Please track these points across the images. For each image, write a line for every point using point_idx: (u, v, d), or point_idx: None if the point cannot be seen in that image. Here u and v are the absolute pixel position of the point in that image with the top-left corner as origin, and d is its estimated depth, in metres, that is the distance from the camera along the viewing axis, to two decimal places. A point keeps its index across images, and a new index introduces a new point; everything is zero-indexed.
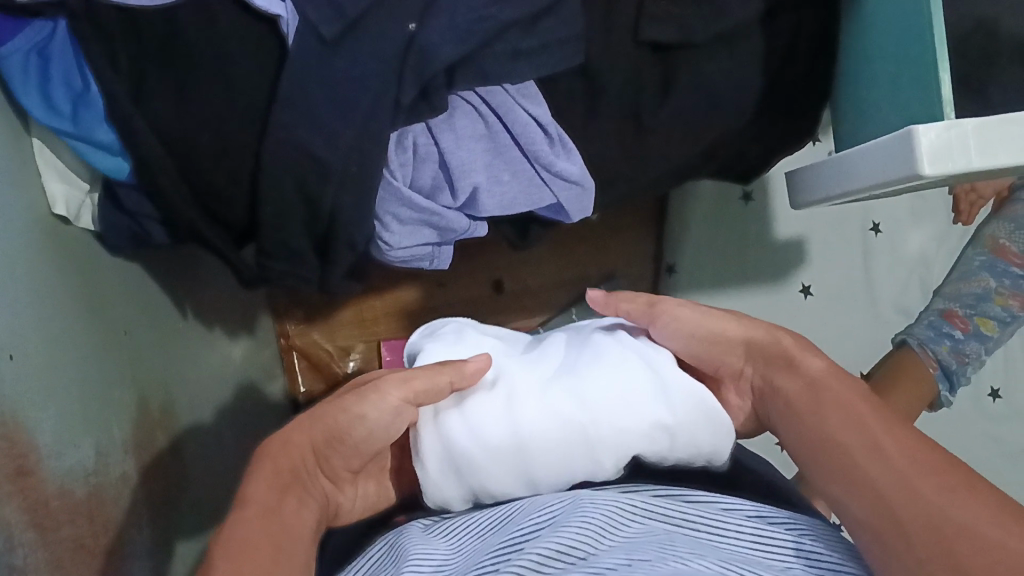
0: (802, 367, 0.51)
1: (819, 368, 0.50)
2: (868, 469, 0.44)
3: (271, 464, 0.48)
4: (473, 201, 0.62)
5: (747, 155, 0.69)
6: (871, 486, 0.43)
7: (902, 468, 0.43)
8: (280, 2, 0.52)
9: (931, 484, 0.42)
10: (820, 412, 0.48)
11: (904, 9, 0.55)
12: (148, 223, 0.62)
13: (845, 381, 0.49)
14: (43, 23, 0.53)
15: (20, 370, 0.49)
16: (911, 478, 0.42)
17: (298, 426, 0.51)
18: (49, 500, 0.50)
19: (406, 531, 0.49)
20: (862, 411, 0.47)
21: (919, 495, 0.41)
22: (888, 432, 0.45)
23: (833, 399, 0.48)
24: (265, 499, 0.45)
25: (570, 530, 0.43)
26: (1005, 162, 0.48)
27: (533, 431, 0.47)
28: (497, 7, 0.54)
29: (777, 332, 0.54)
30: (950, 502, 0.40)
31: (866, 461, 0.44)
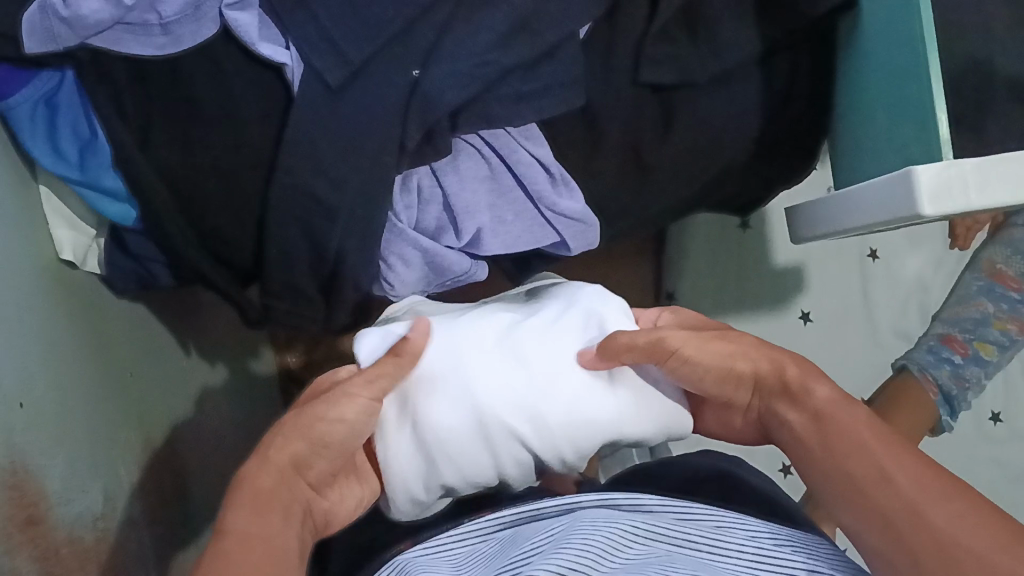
0: (811, 395, 0.51)
1: (825, 396, 0.51)
2: (879, 494, 0.45)
3: (249, 486, 0.45)
4: (476, 241, 0.61)
5: (747, 189, 0.70)
6: (877, 511, 0.44)
7: (908, 492, 0.44)
8: (285, 50, 0.53)
9: (937, 506, 0.43)
10: (828, 446, 0.48)
11: (898, 50, 0.55)
12: (153, 266, 0.62)
13: (849, 408, 0.50)
14: (50, 73, 0.53)
15: (30, 418, 0.49)
16: (916, 501, 0.43)
17: (273, 441, 0.48)
18: (59, 547, 0.50)
19: (412, 556, 0.49)
20: (866, 435, 0.48)
21: (924, 521, 0.42)
22: (890, 455, 0.46)
23: (837, 429, 0.49)
24: (246, 525, 0.43)
25: (573, 549, 0.44)
26: (1001, 200, 0.48)
27: (488, 411, 0.52)
28: (500, 52, 0.54)
29: (781, 362, 0.54)
30: (957, 525, 0.41)
31: (871, 487, 0.45)
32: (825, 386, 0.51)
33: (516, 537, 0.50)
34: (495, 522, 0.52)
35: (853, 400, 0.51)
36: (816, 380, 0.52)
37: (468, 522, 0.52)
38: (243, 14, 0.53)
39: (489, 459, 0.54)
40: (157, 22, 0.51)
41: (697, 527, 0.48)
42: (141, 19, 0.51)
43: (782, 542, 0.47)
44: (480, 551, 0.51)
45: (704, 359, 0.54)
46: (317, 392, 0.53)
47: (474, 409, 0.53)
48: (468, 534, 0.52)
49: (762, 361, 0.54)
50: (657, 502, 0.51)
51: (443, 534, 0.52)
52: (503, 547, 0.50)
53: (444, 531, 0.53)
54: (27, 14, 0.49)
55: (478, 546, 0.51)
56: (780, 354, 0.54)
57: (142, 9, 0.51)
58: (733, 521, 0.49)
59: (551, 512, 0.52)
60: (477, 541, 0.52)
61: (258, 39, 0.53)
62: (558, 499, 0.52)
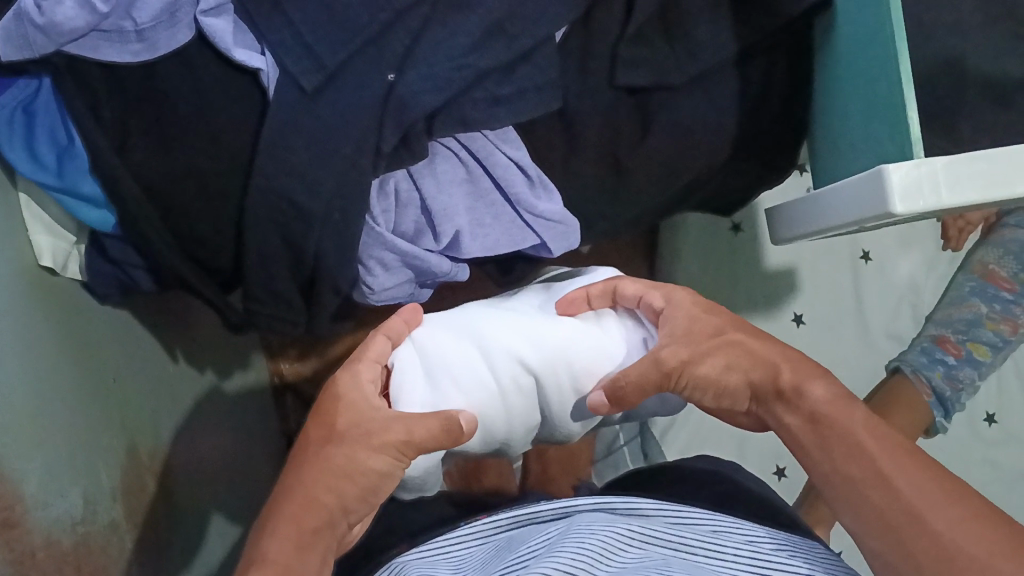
0: (806, 396, 0.51)
1: (822, 397, 0.50)
2: (875, 498, 0.45)
3: (291, 521, 0.48)
4: (455, 244, 0.62)
5: (729, 190, 0.70)
6: (874, 511, 0.45)
7: (905, 493, 0.44)
8: (260, 55, 0.54)
9: (939, 512, 0.42)
10: (826, 448, 0.48)
11: (869, 50, 0.56)
12: (134, 272, 0.64)
13: (848, 409, 0.49)
14: (28, 80, 0.54)
15: (7, 422, 0.49)
16: (915, 506, 0.43)
17: (310, 482, 0.50)
18: (36, 550, 0.50)
19: (409, 558, 0.50)
20: (865, 437, 0.47)
21: (922, 526, 0.42)
22: (889, 456, 0.46)
23: (837, 431, 0.48)
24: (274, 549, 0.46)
25: (567, 552, 0.44)
26: (974, 199, 0.48)
27: (512, 389, 0.56)
28: (474, 55, 0.55)
29: (774, 363, 0.53)
30: (956, 531, 0.41)
31: (872, 489, 0.45)
32: (821, 387, 0.51)
33: (511, 541, 0.51)
34: (494, 525, 0.53)
35: (850, 400, 0.50)
36: (810, 383, 0.51)
37: (466, 526, 0.53)
38: (218, 20, 0.53)
39: (509, 412, 0.57)
40: (133, 29, 0.52)
41: (693, 532, 0.48)
42: (117, 26, 0.52)
43: (778, 545, 0.47)
44: (476, 556, 0.51)
45: (697, 374, 0.53)
46: (346, 419, 0.52)
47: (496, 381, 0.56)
48: (469, 537, 0.52)
49: (755, 368, 0.53)
50: (653, 506, 0.51)
51: (439, 538, 0.53)
52: (499, 549, 0.50)
53: (439, 535, 0.53)
54: (4, 23, 0.49)
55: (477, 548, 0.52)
56: (776, 360, 0.53)
57: (117, 16, 0.51)
58: (727, 526, 0.49)
59: (547, 516, 0.52)
60: (475, 543, 0.52)
61: (233, 45, 0.53)
62: (555, 504, 0.52)
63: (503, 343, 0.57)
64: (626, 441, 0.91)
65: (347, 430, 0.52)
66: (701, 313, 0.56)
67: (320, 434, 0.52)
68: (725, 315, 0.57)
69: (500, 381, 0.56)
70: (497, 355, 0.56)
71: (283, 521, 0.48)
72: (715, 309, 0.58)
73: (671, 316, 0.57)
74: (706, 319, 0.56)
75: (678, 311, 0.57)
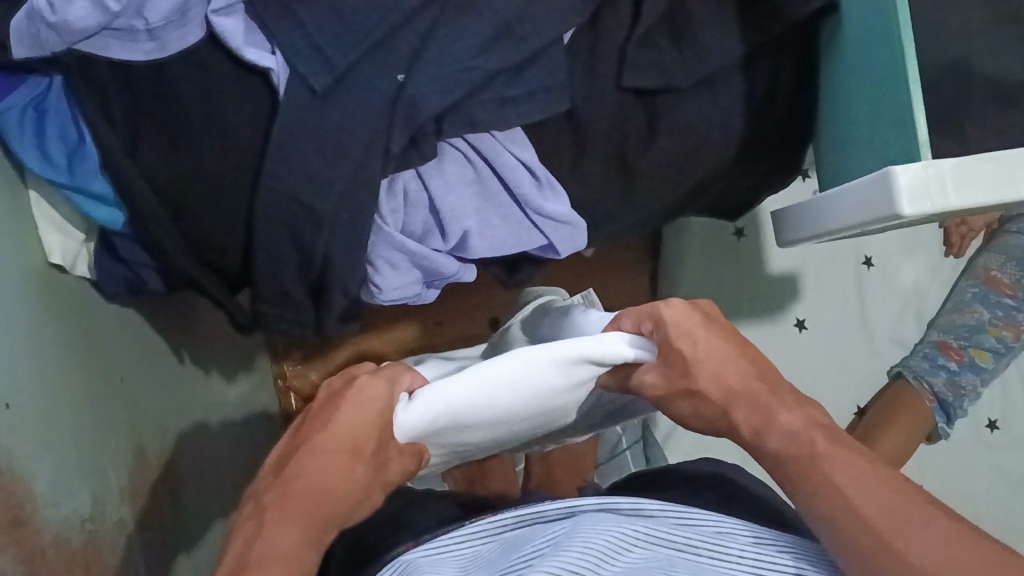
0: (764, 442, 0.49)
1: (794, 423, 0.49)
2: (845, 517, 0.44)
3: (294, 503, 0.46)
4: (463, 244, 0.63)
5: (735, 192, 0.71)
6: (844, 527, 0.44)
7: (878, 519, 0.43)
8: (270, 55, 0.54)
9: (914, 540, 0.42)
10: (797, 466, 0.47)
11: (877, 53, 0.56)
12: (143, 270, 0.63)
13: (826, 435, 0.48)
14: (38, 79, 0.54)
15: (17, 420, 0.49)
16: (888, 534, 0.43)
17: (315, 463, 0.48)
18: (45, 549, 0.50)
19: (415, 556, 0.50)
20: (842, 457, 0.47)
21: (898, 554, 0.42)
22: (866, 482, 0.45)
23: (814, 452, 0.47)
24: (291, 548, 0.44)
25: (570, 554, 0.43)
26: (981, 201, 0.48)
27: (503, 414, 0.51)
28: (484, 56, 0.55)
29: (746, 398, 0.50)
30: (930, 561, 0.41)
31: (840, 502, 0.45)
32: (788, 421, 0.49)
33: (516, 540, 0.50)
34: (497, 524, 0.52)
35: (823, 427, 0.49)
36: (774, 418, 0.49)
37: (470, 524, 0.53)
38: (228, 20, 0.53)
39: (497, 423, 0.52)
40: (144, 28, 0.52)
41: (698, 532, 0.48)
42: (128, 25, 0.51)
43: (782, 548, 0.47)
44: (471, 558, 0.50)
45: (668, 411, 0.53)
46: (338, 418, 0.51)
47: (488, 410, 0.49)
48: (471, 536, 0.52)
49: (714, 408, 0.51)
50: (657, 506, 0.50)
51: (443, 536, 0.52)
52: (501, 549, 0.50)
53: (445, 533, 0.54)
54: (17, 21, 0.50)
55: (478, 547, 0.52)
56: (738, 395, 0.51)
57: (128, 16, 0.51)
58: (734, 527, 0.49)
59: (551, 515, 0.51)
60: (477, 542, 0.52)
61: (244, 44, 0.53)
62: (559, 503, 0.52)
63: (502, 377, 0.48)
64: (629, 444, 0.91)
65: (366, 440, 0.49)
66: (677, 344, 0.50)
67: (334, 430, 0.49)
68: (700, 333, 0.51)
69: (493, 409, 0.49)
70: (496, 395, 0.48)
71: (301, 512, 0.46)
72: (695, 324, 0.51)
73: (666, 353, 0.50)
74: (681, 359, 0.50)
75: (673, 343, 0.50)
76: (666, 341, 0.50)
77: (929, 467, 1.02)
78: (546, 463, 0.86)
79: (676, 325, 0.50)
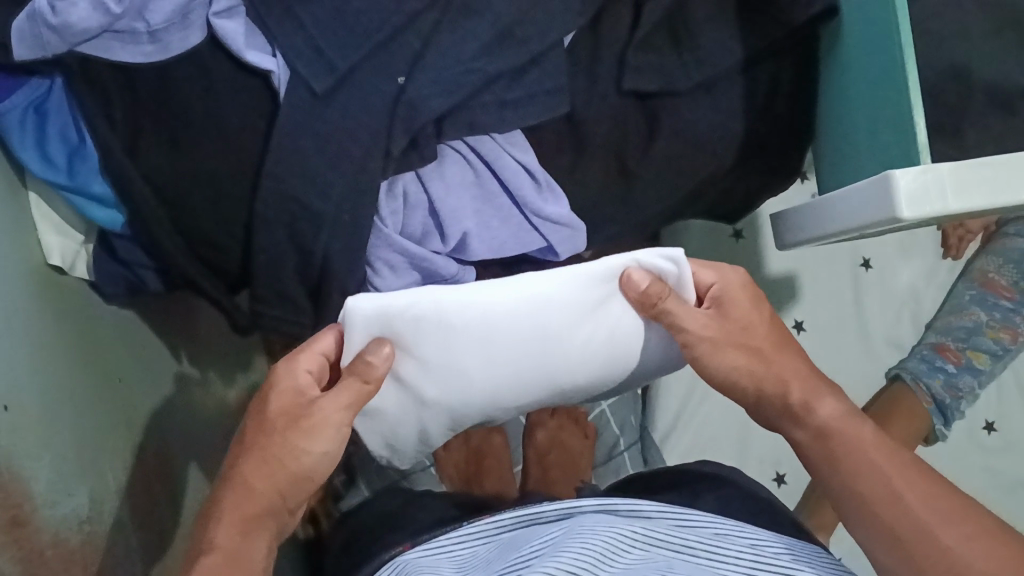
0: (814, 413, 0.55)
1: (834, 412, 0.55)
2: (888, 519, 0.50)
3: (235, 504, 0.52)
4: (463, 247, 0.62)
5: (735, 195, 0.70)
6: (882, 522, 0.51)
7: (917, 513, 0.50)
8: (272, 58, 0.54)
9: (950, 529, 0.48)
10: (836, 463, 0.54)
11: (876, 57, 0.56)
12: (143, 271, 0.62)
13: (857, 426, 0.54)
14: (40, 81, 0.54)
15: (16, 420, 0.49)
16: (929, 525, 0.49)
17: (250, 461, 0.52)
18: (44, 548, 0.50)
19: (413, 556, 0.51)
20: (873, 457, 0.53)
21: (935, 541, 0.48)
22: (898, 476, 0.51)
23: (847, 448, 0.54)
24: (232, 545, 0.50)
25: (570, 553, 0.44)
26: (981, 205, 0.48)
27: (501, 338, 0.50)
28: (484, 59, 0.55)
29: (789, 375, 0.57)
30: (965, 548, 0.47)
31: (880, 506, 0.51)
32: (830, 404, 0.56)
33: (514, 541, 0.51)
34: (495, 525, 0.52)
35: (858, 417, 0.55)
36: (819, 400, 0.56)
37: (468, 525, 0.53)
38: (230, 22, 0.53)
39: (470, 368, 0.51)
40: (146, 30, 0.52)
41: (695, 535, 0.48)
42: (130, 27, 0.52)
43: (780, 550, 0.47)
44: (470, 557, 0.51)
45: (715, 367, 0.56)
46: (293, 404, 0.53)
47: (481, 321, 0.49)
48: (468, 538, 0.52)
49: (767, 387, 0.57)
50: (655, 508, 0.51)
51: (444, 536, 0.53)
52: (500, 550, 0.50)
53: (443, 534, 0.53)
54: (17, 22, 0.50)
55: (476, 548, 0.52)
56: (778, 365, 0.57)
57: (131, 17, 0.52)
58: (731, 531, 0.49)
59: (550, 516, 0.52)
60: (475, 543, 0.52)
61: (245, 47, 0.53)
62: (558, 505, 0.52)
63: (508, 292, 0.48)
64: (627, 447, 0.90)
65: (286, 419, 0.52)
66: (736, 305, 0.56)
67: (259, 421, 0.53)
68: (761, 311, 0.57)
69: (490, 322, 0.49)
70: (497, 308, 0.48)
71: (239, 512, 0.52)
72: (752, 302, 0.57)
73: (726, 310, 0.56)
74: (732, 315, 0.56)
75: (731, 301, 0.56)
76: (722, 300, 0.56)
77: None
78: (543, 465, 0.86)
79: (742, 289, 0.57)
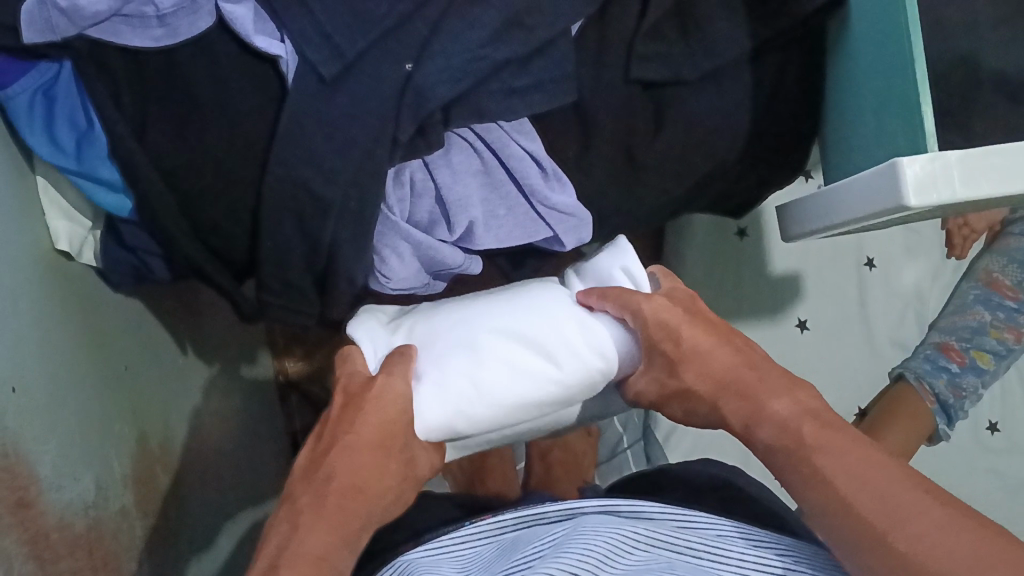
0: (768, 413, 0.50)
1: (786, 408, 0.50)
2: (846, 493, 0.44)
3: (324, 516, 0.49)
4: (468, 236, 0.63)
5: (737, 190, 0.71)
6: (839, 504, 0.44)
7: (878, 490, 0.43)
8: (280, 43, 0.54)
9: (909, 501, 0.42)
10: (797, 449, 0.48)
11: (884, 45, 0.56)
12: (149, 258, 0.64)
13: (815, 419, 0.48)
14: (49, 65, 0.54)
15: (23, 404, 0.49)
16: (887, 498, 0.43)
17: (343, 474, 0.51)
18: (49, 532, 0.50)
19: (415, 556, 0.50)
20: (839, 439, 0.47)
21: (893, 518, 0.42)
22: (862, 459, 0.45)
23: (811, 435, 0.47)
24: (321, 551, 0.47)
25: (572, 556, 0.43)
26: (987, 193, 0.48)
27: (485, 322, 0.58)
28: (493, 46, 0.55)
29: (737, 378, 0.53)
30: (927, 523, 0.41)
31: (843, 483, 0.44)
32: (784, 403, 0.50)
33: (516, 541, 0.50)
34: (498, 525, 0.52)
35: (814, 408, 0.49)
36: (768, 403, 0.50)
37: (471, 525, 0.53)
38: (238, 7, 0.53)
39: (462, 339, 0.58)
40: (155, 15, 0.52)
41: (699, 535, 0.48)
42: (139, 11, 0.52)
43: (784, 550, 0.47)
44: (472, 560, 0.50)
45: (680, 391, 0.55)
46: (371, 428, 0.53)
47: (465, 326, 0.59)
48: (471, 537, 0.52)
49: (724, 389, 0.53)
50: (658, 509, 0.51)
51: (445, 536, 0.52)
52: (501, 550, 0.50)
53: (447, 531, 0.53)
54: (27, 6, 0.49)
55: (479, 548, 0.51)
56: (736, 372, 0.53)
57: (140, 1, 0.51)
58: (735, 531, 0.48)
59: (552, 517, 0.51)
60: (480, 543, 0.52)
61: (253, 32, 0.54)
62: (560, 505, 0.52)
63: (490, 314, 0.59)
64: (629, 445, 0.92)
65: (377, 434, 0.53)
66: (670, 326, 0.54)
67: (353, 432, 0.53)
68: (690, 329, 0.55)
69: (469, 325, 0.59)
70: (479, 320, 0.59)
71: (323, 520, 0.48)
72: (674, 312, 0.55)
73: (671, 336, 0.54)
74: (669, 349, 0.54)
75: (673, 329, 0.54)
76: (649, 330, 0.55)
77: (930, 469, 1.02)
78: (547, 461, 0.87)
79: (662, 321, 0.54)
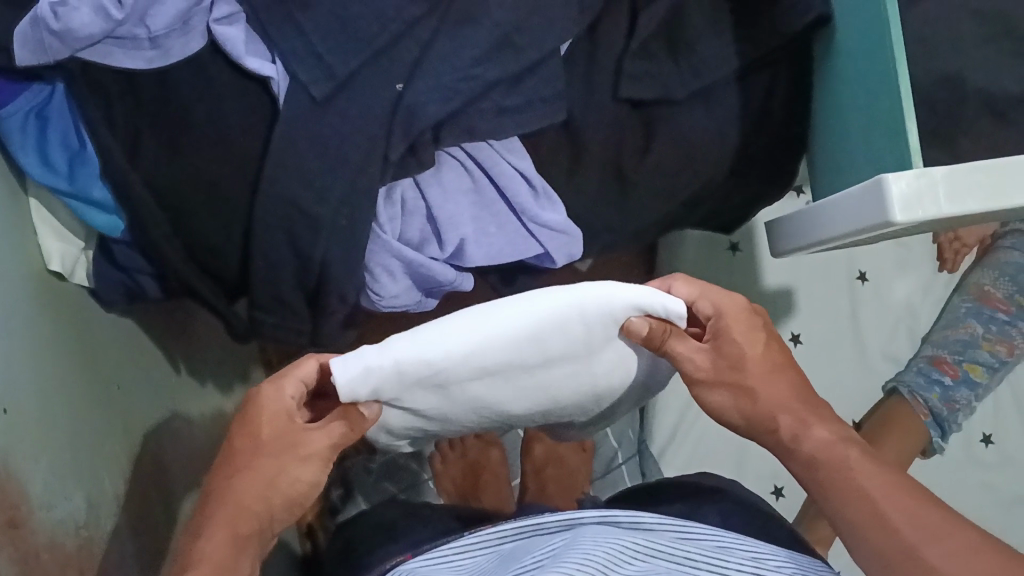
0: (805, 442, 0.54)
1: (825, 437, 0.53)
2: (883, 525, 0.49)
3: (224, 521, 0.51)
4: (460, 253, 0.63)
5: (728, 206, 0.72)
6: (876, 536, 0.49)
7: (909, 521, 0.49)
8: (272, 64, 0.54)
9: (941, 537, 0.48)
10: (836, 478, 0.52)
11: (869, 64, 0.57)
12: (140, 277, 0.64)
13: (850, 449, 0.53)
14: (41, 87, 0.55)
15: (14, 423, 0.49)
16: (920, 531, 0.48)
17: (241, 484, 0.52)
18: (39, 551, 0.50)
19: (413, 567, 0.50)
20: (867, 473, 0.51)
21: (932, 548, 0.47)
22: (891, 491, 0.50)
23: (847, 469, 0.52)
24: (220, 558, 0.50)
25: (571, 561, 0.43)
26: (973, 209, 0.49)
27: None
28: (483, 66, 0.56)
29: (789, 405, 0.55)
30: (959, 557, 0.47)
31: (878, 515, 0.49)
32: (821, 431, 0.54)
33: (514, 552, 0.50)
34: (496, 536, 0.52)
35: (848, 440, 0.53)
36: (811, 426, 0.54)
37: (467, 536, 0.52)
38: (231, 28, 0.54)
39: None
40: (146, 36, 0.53)
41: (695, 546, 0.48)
42: (131, 33, 0.52)
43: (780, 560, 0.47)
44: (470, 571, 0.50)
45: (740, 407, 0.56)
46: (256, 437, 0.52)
47: None
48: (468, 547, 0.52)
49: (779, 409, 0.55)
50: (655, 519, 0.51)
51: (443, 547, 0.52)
52: (499, 561, 0.49)
53: (440, 543, 0.53)
54: (22, 26, 0.50)
55: (476, 559, 0.51)
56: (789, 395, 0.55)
57: (133, 23, 0.52)
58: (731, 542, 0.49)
59: (551, 527, 0.51)
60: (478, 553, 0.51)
61: (245, 53, 0.54)
62: (559, 515, 0.51)
63: None
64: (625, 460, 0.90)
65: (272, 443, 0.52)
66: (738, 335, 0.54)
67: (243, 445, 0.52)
68: (761, 342, 0.55)
69: None
70: None
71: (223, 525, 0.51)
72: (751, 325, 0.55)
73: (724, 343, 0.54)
74: (729, 354, 0.54)
75: (729, 333, 0.54)
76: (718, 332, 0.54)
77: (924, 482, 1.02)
78: (540, 477, 0.89)
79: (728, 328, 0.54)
